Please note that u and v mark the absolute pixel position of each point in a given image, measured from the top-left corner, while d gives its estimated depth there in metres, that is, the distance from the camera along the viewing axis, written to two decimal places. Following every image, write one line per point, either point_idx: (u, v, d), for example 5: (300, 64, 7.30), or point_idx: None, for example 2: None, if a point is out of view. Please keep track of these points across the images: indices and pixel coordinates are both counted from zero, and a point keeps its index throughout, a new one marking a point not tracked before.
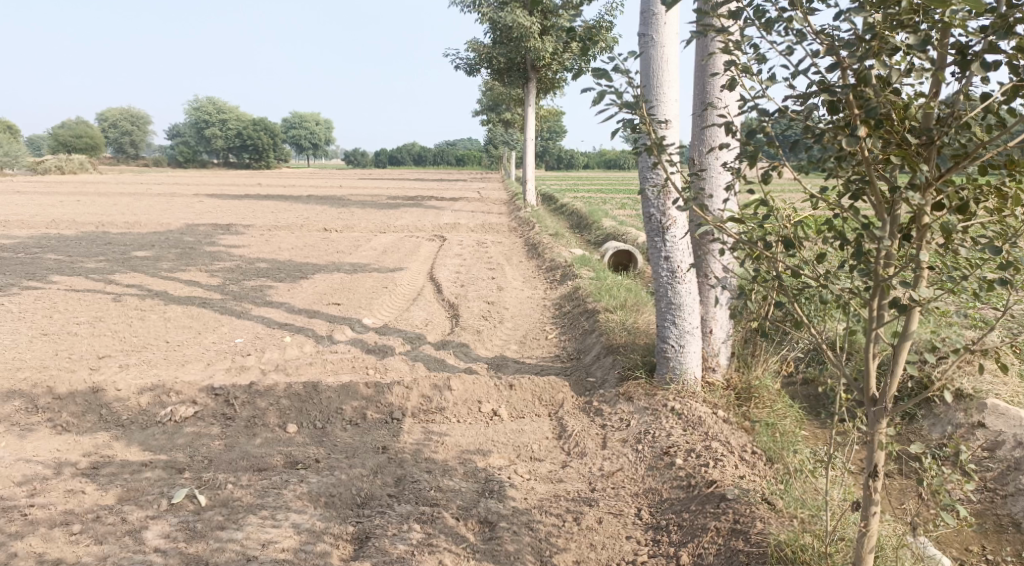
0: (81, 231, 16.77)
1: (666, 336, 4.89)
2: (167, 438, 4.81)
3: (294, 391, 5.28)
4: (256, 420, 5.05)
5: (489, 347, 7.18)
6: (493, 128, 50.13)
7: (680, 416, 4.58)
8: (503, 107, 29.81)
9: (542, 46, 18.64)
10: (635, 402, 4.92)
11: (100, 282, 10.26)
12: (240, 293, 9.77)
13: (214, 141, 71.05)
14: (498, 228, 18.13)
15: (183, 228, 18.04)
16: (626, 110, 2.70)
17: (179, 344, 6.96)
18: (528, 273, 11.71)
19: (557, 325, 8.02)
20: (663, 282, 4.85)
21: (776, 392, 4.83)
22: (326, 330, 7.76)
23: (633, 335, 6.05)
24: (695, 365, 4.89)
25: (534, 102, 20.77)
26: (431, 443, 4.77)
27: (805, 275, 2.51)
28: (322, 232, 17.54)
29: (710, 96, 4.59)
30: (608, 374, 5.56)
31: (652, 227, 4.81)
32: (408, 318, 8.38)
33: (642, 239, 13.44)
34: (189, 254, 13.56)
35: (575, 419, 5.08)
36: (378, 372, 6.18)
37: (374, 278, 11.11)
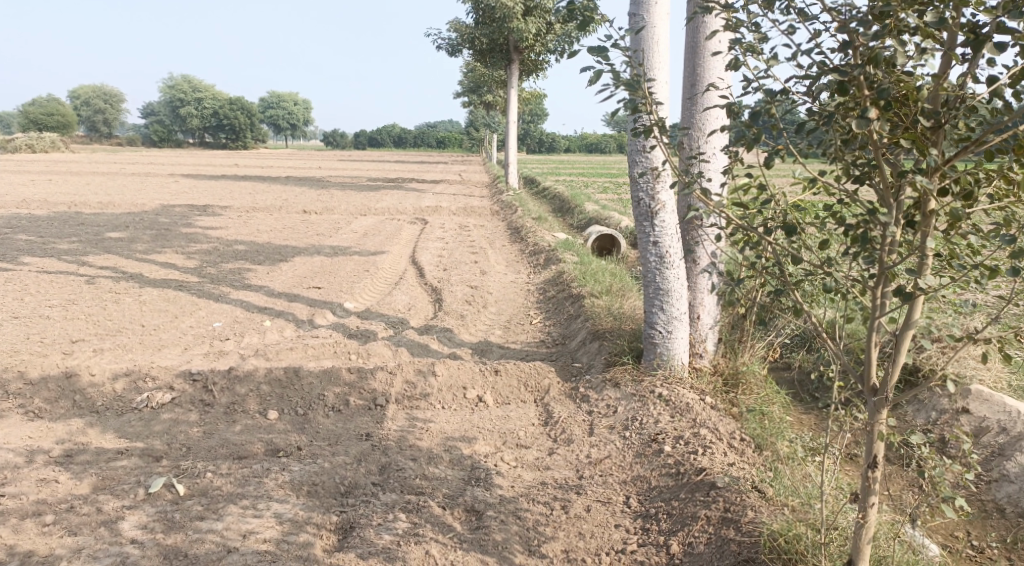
0: (53, 211, 16.36)
1: (653, 322, 4.84)
2: (143, 425, 4.69)
3: (275, 377, 5.16)
4: (235, 406, 4.93)
5: (474, 332, 7.11)
6: (474, 110, 49.68)
7: (668, 402, 4.55)
8: (485, 89, 29.53)
9: (526, 27, 18.39)
10: (622, 388, 4.88)
11: (73, 264, 10.01)
12: (218, 275, 9.58)
13: (190, 120, 69.72)
14: (480, 212, 17.98)
15: (159, 209, 17.67)
16: (623, 89, 2.61)
17: (156, 328, 6.80)
18: (511, 257, 11.61)
19: (541, 310, 7.96)
20: (652, 268, 4.80)
21: (763, 377, 4.81)
22: (307, 314, 7.63)
23: (619, 320, 6.00)
24: (683, 351, 4.85)
25: (516, 84, 20.54)
26: (415, 430, 4.70)
27: (806, 262, 2.47)
28: (301, 214, 17.27)
29: (701, 78, 4.51)
30: (594, 359, 5.51)
31: (641, 211, 4.76)
32: (390, 302, 8.26)
33: (625, 223, 13.40)
34: (165, 235, 13.28)
35: (562, 405, 5.03)
36: (361, 357, 6.08)
37: (355, 262, 10.96)
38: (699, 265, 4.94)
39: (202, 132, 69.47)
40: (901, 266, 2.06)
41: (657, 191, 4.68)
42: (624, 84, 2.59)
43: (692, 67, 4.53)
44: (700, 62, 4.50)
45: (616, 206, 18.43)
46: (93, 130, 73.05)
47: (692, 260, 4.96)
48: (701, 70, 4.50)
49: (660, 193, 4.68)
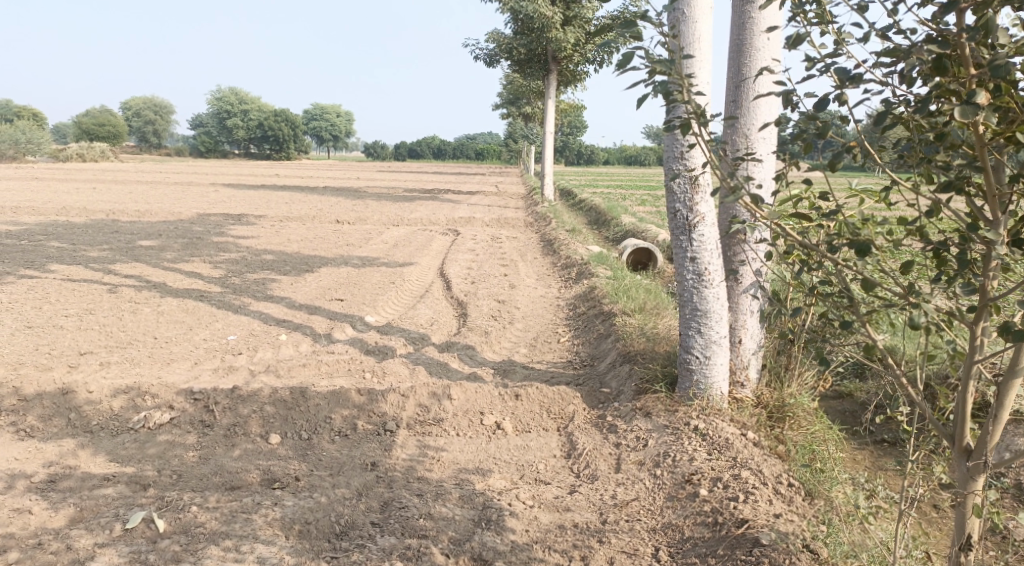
0: (91, 219, 16.52)
1: (690, 346, 4.38)
2: (137, 448, 4.40)
3: (279, 398, 4.84)
4: (236, 429, 4.62)
5: (497, 351, 6.70)
6: (512, 122, 49.42)
7: (705, 437, 4.07)
8: (523, 100, 29.33)
9: (564, 37, 18.06)
10: (654, 419, 4.42)
11: (99, 273, 9.93)
12: (241, 286, 9.38)
13: (235, 131, 71.20)
14: (514, 223, 17.63)
15: (195, 217, 17.75)
16: (658, 73, 2.19)
17: (168, 341, 6.56)
18: (542, 271, 11.19)
19: (571, 327, 7.51)
20: (689, 287, 4.36)
21: (813, 411, 4.29)
22: (325, 327, 7.32)
23: (653, 342, 5.55)
24: (722, 379, 4.37)
25: (553, 94, 20.19)
26: (425, 459, 4.32)
27: (882, 289, 2.02)
28: (334, 224, 17.14)
29: (747, 78, 4.12)
30: (623, 385, 5.05)
31: (678, 225, 4.36)
32: (413, 317, 7.93)
33: (662, 236, 12.90)
34: (195, 244, 13.23)
35: (586, 435, 4.58)
36: (375, 376, 5.73)
37: (381, 273, 10.68)
38: (742, 284, 4.49)
39: (245, 143, 70.91)
40: (1012, 295, 1.59)
41: (695, 202, 4.27)
42: (659, 64, 2.17)
43: (737, 66, 4.14)
44: (746, 61, 4.12)
45: (654, 219, 17.88)
46: (142, 140, 75.11)
47: (734, 278, 4.52)
48: (745, 69, 4.12)
49: (699, 204, 4.27)
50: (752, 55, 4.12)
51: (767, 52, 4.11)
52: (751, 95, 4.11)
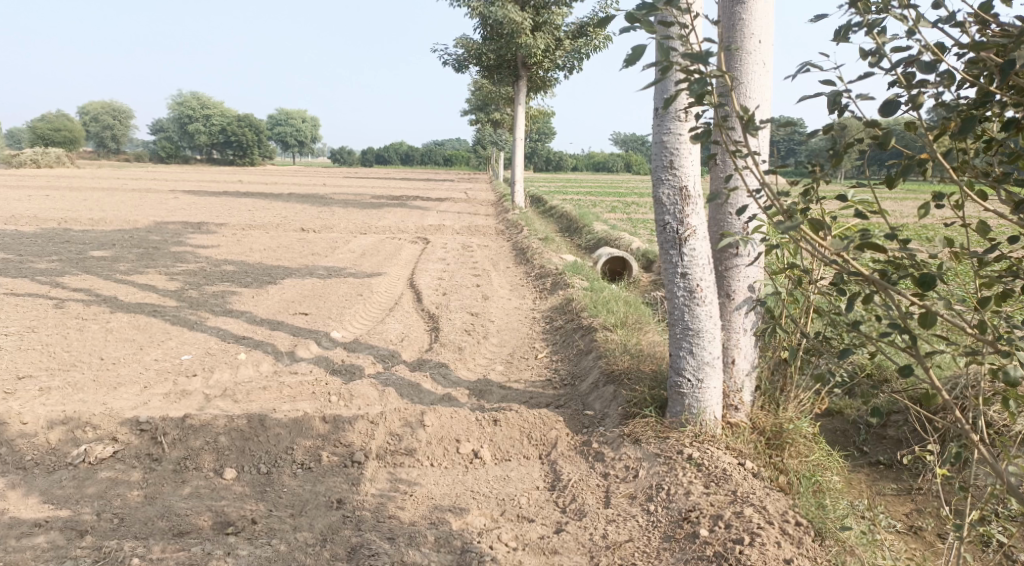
0: (41, 227, 15.73)
1: (680, 368, 4.10)
2: (75, 486, 3.95)
3: (235, 428, 4.43)
4: (187, 463, 4.20)
5: (472, 369, 6.35)
6: (481, 129, 49.11)
7: (700, 467, 3.78)
8: (492, 106, 29.04)
9: (534, 43, 17.79)
10: (644, 447, 4.12)
11: (46, 286, 9.32)
12: (199, 299, 8.86)
13: (197, 136, 69.59)
14: (485, 231, 17.27)
15: (152, 226, 17.03)
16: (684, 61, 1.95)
17: (116, 362, 6.08)
18: (516, 281, 10.86)
19: (548, 342, 7.20)
20: (679, 305, 4.09)
21: (812, 437, 4.04)
22: (288, 345, 6.89)
23: (637, 360, 5.28)
24: (716, 402, 4.10)
25: (523, 101, 19.92)
26: (397, 496, 3.97)
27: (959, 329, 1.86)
28: (299, 232, 16.59)
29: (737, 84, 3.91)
30: (608, 408, 4.75)
31: (667, 239, 4.10)
32: (382, 332, 7.54)
33: (636, 244, 12.67)
34: (152, 254, 12.62)
35: (571, 464, 4.26)
36: (342, 400, 5.35)
37: (348, 284, 10.25)
38: (735, 301, 4.25)
39: (208, 149, 69.40)
40: None
41: (685, 213, 4.03)
42: (677, 56, 1.99)
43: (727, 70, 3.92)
44: (736, 64, 3.90)
45: (626, 227, 17.68)
46: (100, 146, 73.05)
47: (726, 295, 4.27)
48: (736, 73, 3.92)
49: (690, 216, 4.04)
50: (743, 59, 3.90)
51: (759, 56, 3.90)
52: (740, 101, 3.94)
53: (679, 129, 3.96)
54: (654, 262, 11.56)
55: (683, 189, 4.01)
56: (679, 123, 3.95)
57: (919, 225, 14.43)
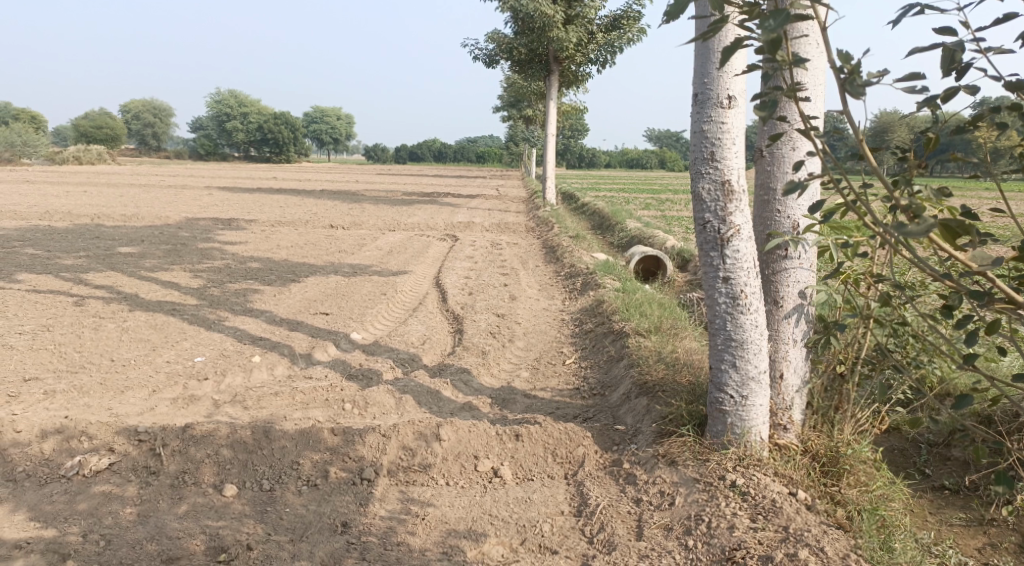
0: (74, 223, 15.86)
1: (722, 384, 3.69)
2: (66, 501, 3.72)
3: (237, 439, 4.14)
4: (185, 478, 3.94)
5: (496, 375, 5.98)
6: (513, 125, 48.75)
7: (745, 496, 3.37)
8: (524, 102, 28.68)
9: (566, 36, 17.32)
10: (680, 469, 3.71)
11: (69, 283, 9.25)
12: (219, 298, 8.67)
13: (234, 134, 70.53)
14: (515, 229, 16.89)
15: (182, 222, 17.05)
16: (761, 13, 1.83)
17: (126, 363, 5.87)
18: (544, 281, 10.45)
19: (577, 346, 6.80)
20: (721, 312, 3.67)
21: (872, 462, 3.59)
22: (306, 347, 6.61)
23: (673, 370, 4.87)
24: (762, 421, 3.66)
25: (555, 96, 19.45)
26: (408, 518, 3.64)
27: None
28: (327, 229, 16.40)
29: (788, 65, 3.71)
30: (642, 423, 4.35)
31: (707, 239, 3.68)
32: (403, 333, 7.22)
33: (671, 242, 12.15)
34: (178, 251, 12.54)
35: (600, 487, 3.86)
36: (356, 409, 5.05)
37: (372, 283, 9.99)
38: (784, 308, 3.83)
39: (245, 147, 70.29)
40: None
41: (729, 211, 3.60)
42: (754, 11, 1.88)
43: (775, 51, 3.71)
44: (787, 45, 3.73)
45: (659, 224, 17.14)
46: (142, 143, 74.29)
47: (774, 301, 3.85)
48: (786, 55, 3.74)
49: (733, 214, 3.61)
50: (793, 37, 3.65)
51: (812, 37, 3.70)
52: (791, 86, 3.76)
53: (721, 117, 3.57)
54: (690, 261, 11.04)
55: (726, 184, 3.60)
56: (722, 111, 3.57)
57: (1013, 230, 13.62)
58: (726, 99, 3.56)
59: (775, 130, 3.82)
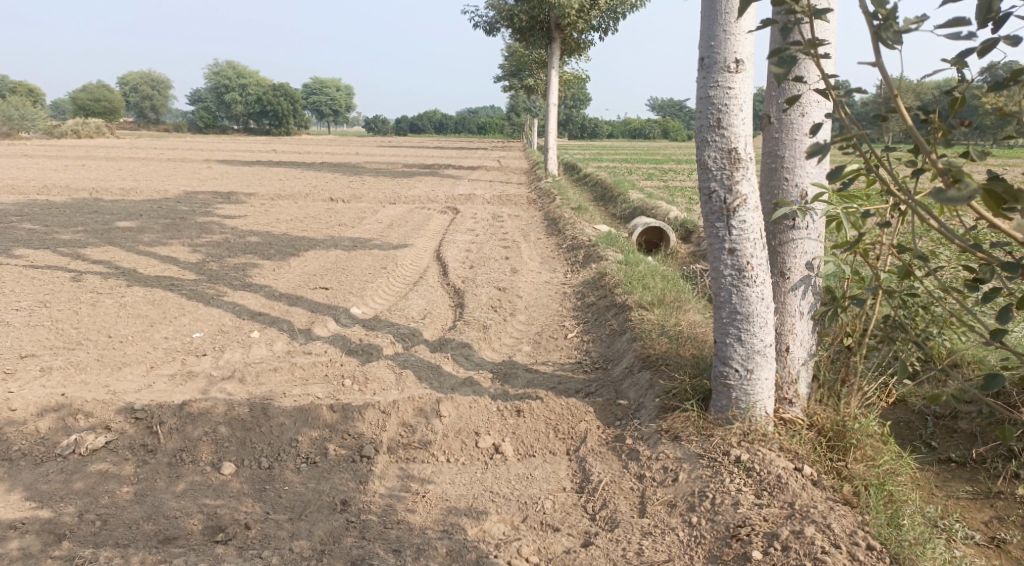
0: (72, 197, 15.74)
1: (726, 357, 3.61)
2: (62, 480, 3.68)
3: (236, 416, 4.09)
4: (183, 457, 3.90)
5: (497, 349, 5.92)
6: (514, 96, 48.13)
7: (750, 472, 3.31)
8: (525, 71, 28.29)
9: (568, 3, 16.97)
10: (683, 445, 3.65)
11: (67, 258, 9.18)
12: (218, 272, 8.59)
13: (233, 106, 69.89)
14: (517, 200, 16.75)
15: (181, 196, 16.92)
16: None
17: (124, 340, 5.82)
18: (546, 253, 10.35)
19: (580, 320, 6.73)
20: (726, 285, 3.58)
21: (880, 436, 3.53)
22: (305, 322, 6.55)
23: (677, 343, 4.80)
24: (767, 395, 3.60)
25: (556, 64, 19.14)
26: (408, 496, 3.60)
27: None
28: (327, 202, 16.27)
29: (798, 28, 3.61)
30: (644, 397, 4.29)
31: (713, 209, 3.57)
32: (403, 308, 7.15)
33: (674, 213, 12.02)
34: (177, 225, 12.44)
35: (602, 463, 3.81)
36: (356, 385, 5.00)
37: (373, 256, 9.90)
38: (791, 280, 3.74)
39: (245, 119, 69.71)
40: None
41: (735, 180, 3.49)
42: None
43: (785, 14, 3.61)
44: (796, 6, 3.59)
45: (662, 195, 16.99)
46: (142, 115, 73.98)
47: (780, 273, 3.76)
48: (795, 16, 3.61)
49: (740, 183, 3.50)
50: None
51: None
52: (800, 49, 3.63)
53: (728, 82, 3.44)
54: (693, 232, 10.92)
55: (732, 152, 3.48)
56: (728, 76, 3.44)
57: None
58: (733, 63, 3.43)
59: (783, 95, 3.69)
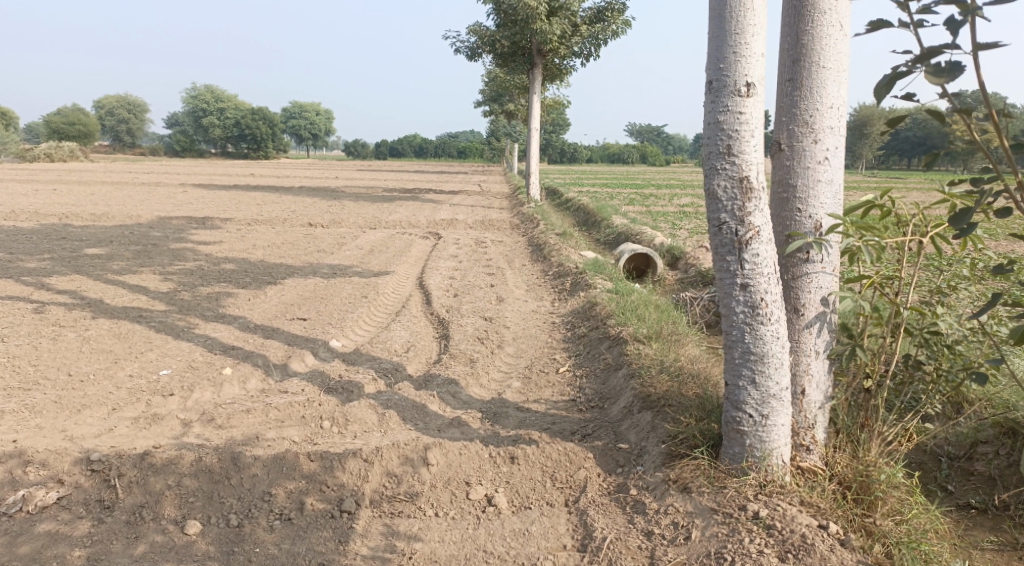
0: (40, 223, 15.22)
1: (739, 402, 3.34)
2: (5, 545, 3.29)
3: (203, 468, 3.73)
4: (142, 514, 3.51)
5: (485, 385, 5.60)
6: (495, 121, 48.23)
7: (772, 530, 3.06)
8: (506, 96, 28.27)
9: (550, 29, 16.94)
10: (693, 497, 3.37)
11: (30, 288, 8.72)
12: (190, 303, 8.19)
13: (211, 130, 69.28)
14: (499, 226, 16.51)
15: (154, 221, 16.44)
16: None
17: (85, 378, 5.41)
18: (532, 281, 10.08)
19: (571, 353, 6.43)
20: (739, 323, 3.32)
21: (905, 487, 3.28)
22: (281, 357, 6.18)
23: (678, 382, 4.53)
24: (784, 443, 3.33)
25: (538, 90, 19.06)
26: (393, 558, 3.26)
27: None
28: (306, 228, 15.90)
29: (808, 51, 3.42)
30: (647, 441, 4.00)
31: (723, 242, 3.32)
32: (386, 340, 6.82)
33: (659, 239, 11.85)
34: (149, 252, 12.00)
35: (605, 516, 3.50)
36: (336, 428, 4.66)
37: (353, 285, 9.55)
38: (805, 317, 3.49)
39: (223, 144, 69.09)
40: None
41: (747, 210, 3.25)
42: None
43: (795, 35, 3.43)
44: (807, 27, 3.39)
45: (645, 220, 16.85)
46: (118, 138, 73.18)
47: (793, 309, 3.51)
48: (807, 38, 3.41)
49: (752, 214, 3.26)
50: (814, 20, 3.38)
51: (833, 16, 3.37)
52: (813, 73, 3.43)
53: (739, 106, 3.22)
54: (680, 258, 10.73)
55: (744, 181, 3.25)
56: (739, 100, 3.21)
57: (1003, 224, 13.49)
58: (744, 87, 3.21)
59: (795, 121, 3.48)
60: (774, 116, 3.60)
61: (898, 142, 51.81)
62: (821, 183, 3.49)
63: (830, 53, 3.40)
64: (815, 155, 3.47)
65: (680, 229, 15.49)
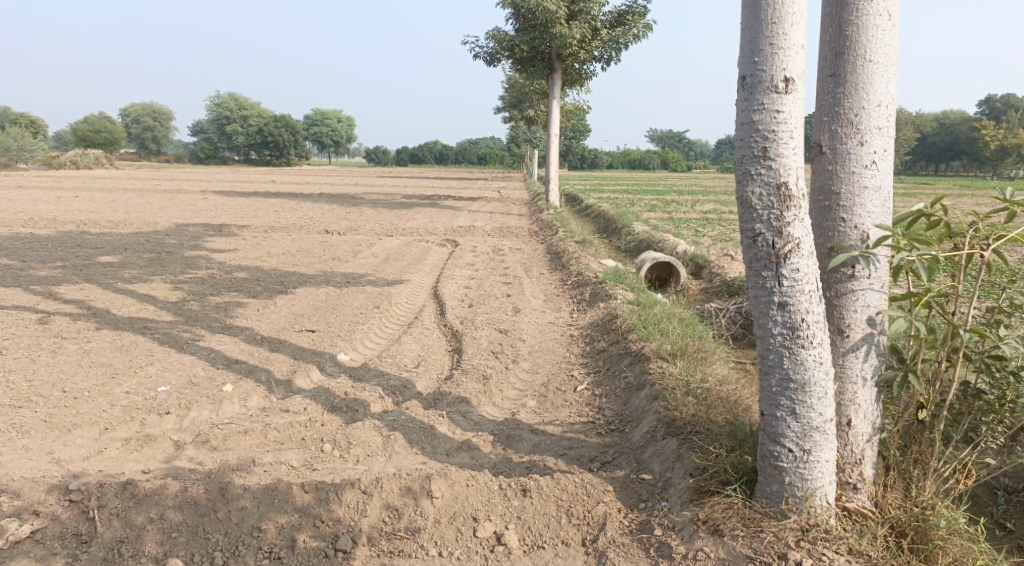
0: (58, 230, 15.21)
1: (777, 435, 2.99)
2: None
3: (189, 499, 3.44)
4: (121, 549, 3.23)
5: (498, 405, 5.27)
6: (514, 127, 47.99)
7: None
8: (526, 102, 28.03)
9: (570, 33, 16.63)
10: (726, 541, 3.01)
11: (38, 297, 8.56)
12: (198, 313, 7.97)
13: (234, 137, 69.89)
14: (517, 233, 16.21)
15: (171, 228, 16.37)
16: None
17: (80, 394, 5.17)
18: (550, 290, 9.73)
19: (589, 369, 6.08)
20: (776, 347, 2.96)
21: (968, 534, 2.90)
22: (286, 372, 5.90)
23: (706, 407, 4.16)
24: (828, 481, 2.96)
25: (557, 95, 18.76)
26: None
27: None
28: (322, 235, 15.72)
29: (853, 44, 3.07)
30: (673, 472, 3.64)
31: (759, 256, 2.96)
32: (396, 354, 6.52)
33: (683, 247, 11.45)
34: (162, 259, 11.85)
35: (626, 561, 3.16)
36: (338, 451, 4.36)
37: (366, 294, 9.28)
38: (851, 339, 3.13)
39: (245, 151, 69.71)
40: None
41: (786, 220, 2.89)
42: None
43: (837, 26, 3.08)
44: (851, 16, 3.04)
45: (666, 227, 16.44)
46: (144, 145, 74.26)
47: (837, 331, 3.14)
48: (851, 28, 3.05)
49: (792, 224, 2.90)
50: (860, 9, 3.02)
51: (881, 5, 3.02)
52: (858, 67, 3.07)
53: (776, 104, 2.86)
54: (705, 267, 10.31)
55: (782, 187, 2.89)
56: (776, 97, 2.87)
57: None
58: (782, 83, 2.86)
59: (838, 121, 3.12)
60: (814, 115, 3.25)
61: (925, 147, 50.78)
62: (868, 190, 3.12)
63: (878, 46, 3.05)
64: (861, 159, 3.11)
65: (702, 236, 15.07)
